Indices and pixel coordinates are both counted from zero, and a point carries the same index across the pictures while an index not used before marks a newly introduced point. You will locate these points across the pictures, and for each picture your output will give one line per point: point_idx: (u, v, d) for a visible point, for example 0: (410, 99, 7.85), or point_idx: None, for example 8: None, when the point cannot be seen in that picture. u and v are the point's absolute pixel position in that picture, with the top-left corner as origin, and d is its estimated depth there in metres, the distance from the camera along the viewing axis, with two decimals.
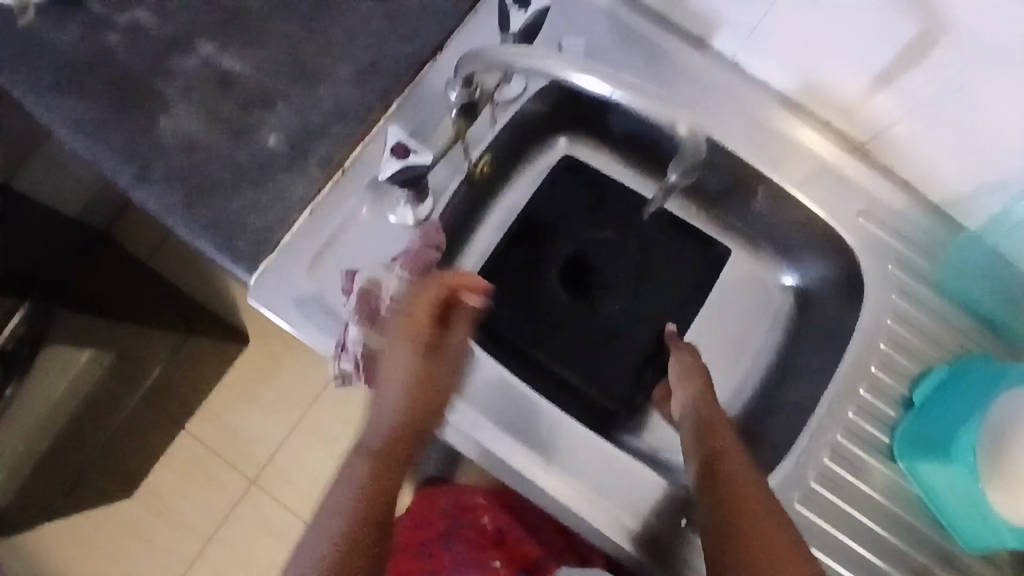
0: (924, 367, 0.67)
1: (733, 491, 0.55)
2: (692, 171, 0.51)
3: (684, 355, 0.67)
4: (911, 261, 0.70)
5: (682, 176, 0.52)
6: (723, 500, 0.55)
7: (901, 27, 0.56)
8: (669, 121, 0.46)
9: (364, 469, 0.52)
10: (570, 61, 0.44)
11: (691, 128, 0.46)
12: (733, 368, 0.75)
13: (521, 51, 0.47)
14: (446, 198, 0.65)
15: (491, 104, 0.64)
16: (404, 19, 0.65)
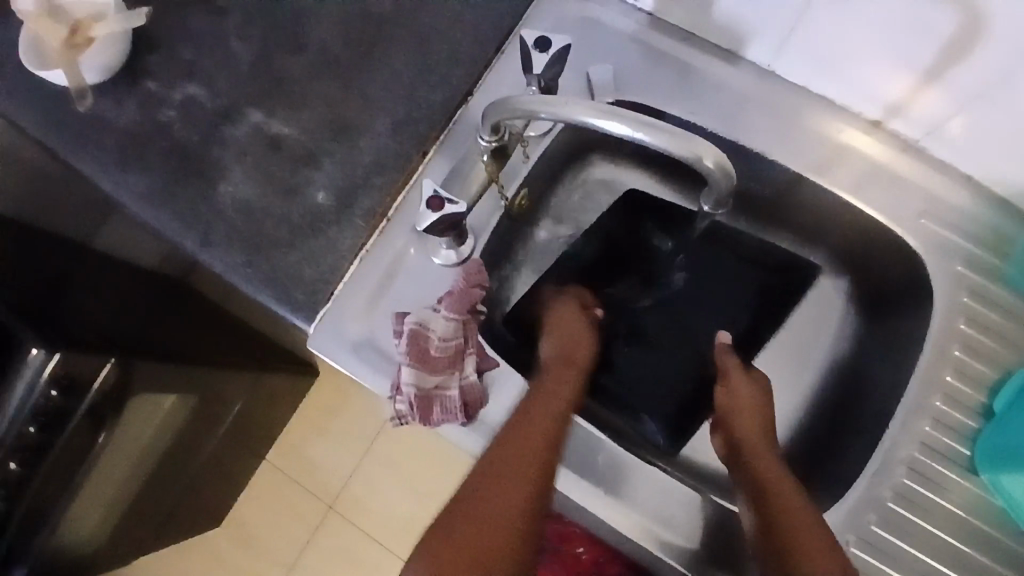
0: (1003, 372, 0.64)
1: (794, 524, 0.52)
2: (724, 199, 0.51)
3: (740, 378, 0.66)
4: (981, 260, 0.65)
5: (714, 201, 0.51)
6: (782, 531, 0.52)
7: (949, 22, 0.52)
8: (696, 155, 0.45)
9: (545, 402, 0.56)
10: (592, 105, 0.44)
11: (717, 161, 0.45)
12: (790, 382, 0.74)
13: (544, 98, 0.47)
14: (486, 236, 0.67)
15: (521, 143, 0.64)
16: (435, 70, 0.69)
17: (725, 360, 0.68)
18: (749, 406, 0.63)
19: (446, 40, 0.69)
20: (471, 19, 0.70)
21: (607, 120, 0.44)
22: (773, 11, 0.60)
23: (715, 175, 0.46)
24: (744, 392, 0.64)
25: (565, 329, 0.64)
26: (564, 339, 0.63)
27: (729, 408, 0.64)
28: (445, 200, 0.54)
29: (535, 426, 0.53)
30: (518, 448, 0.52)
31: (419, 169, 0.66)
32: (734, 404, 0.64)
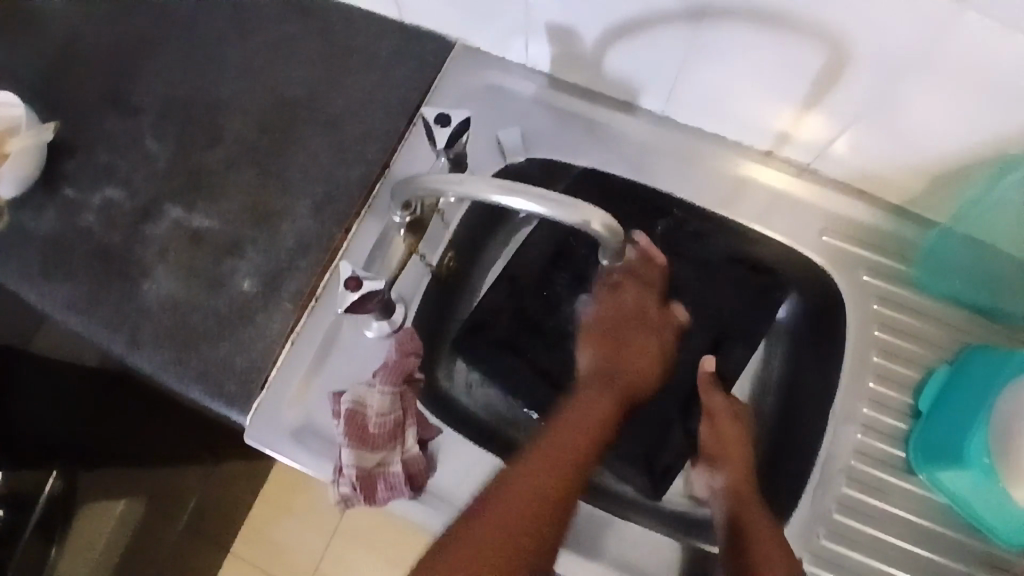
0: (925, 371, 0.67)
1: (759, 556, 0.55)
2: (619, 254, 0.52)
3: (727, 424, 0.64)
4: (887, 268, 0.69)
5: (611, 258, 0.53)
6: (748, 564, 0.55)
7: (810, 58, 0.56)
8: (584, 221, 0.47)
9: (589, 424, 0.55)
10: (492, 183, 0.47)
11: (604, 224, 0.47)
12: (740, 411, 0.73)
13: (448, 176, 0.50)
14: (416, 303, 0.68)
15: (438, 212, 0.67)
16: (350, 148, 0.70)
17: (713, 402, 0.65)
18: (731, 452, 0.63)
19: (358, 119, 0.72)
20: (380, 96, 0.72)
21: (505, 195, 0.46)
22: (654, 64, 0.65)
23: (604, 237, 0.48)
24: (730, 439, 0.63)
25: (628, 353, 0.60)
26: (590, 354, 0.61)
27: (717, 457, 0.63)
28: (363, 279, 0.56)
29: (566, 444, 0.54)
30: (521, 491, 0.50)
31: (343, 246, 0.67)
32: (721, 452, 0.63)
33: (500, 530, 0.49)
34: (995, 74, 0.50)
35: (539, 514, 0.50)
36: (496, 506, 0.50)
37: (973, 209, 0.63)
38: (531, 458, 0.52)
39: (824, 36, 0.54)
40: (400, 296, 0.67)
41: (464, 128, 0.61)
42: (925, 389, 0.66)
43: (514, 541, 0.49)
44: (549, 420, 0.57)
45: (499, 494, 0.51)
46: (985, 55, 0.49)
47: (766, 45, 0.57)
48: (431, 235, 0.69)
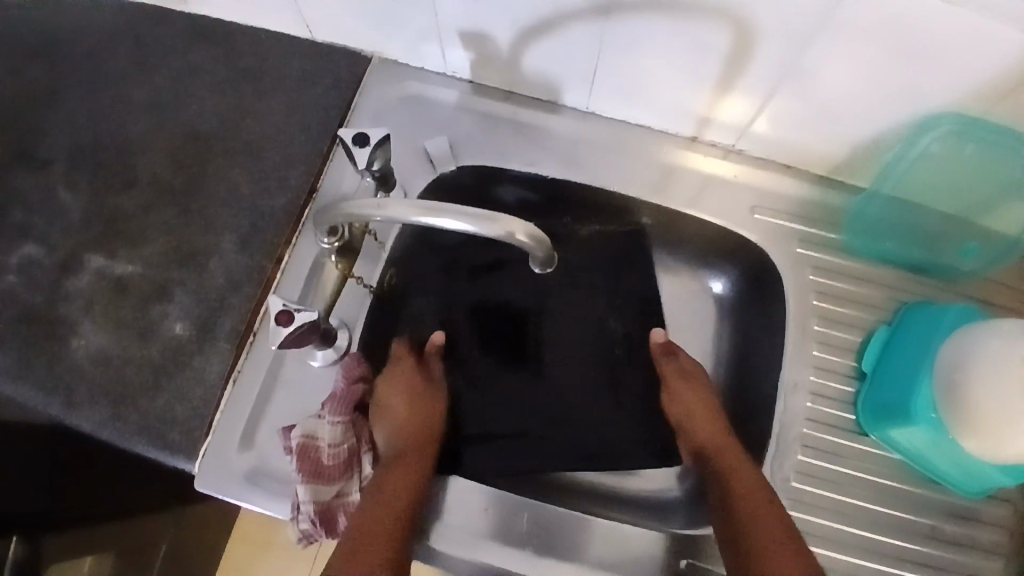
0: (866, 334, 0.68)
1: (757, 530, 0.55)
2: (551, 260, 0.52)
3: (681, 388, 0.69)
4: (817, 238, 0.70)
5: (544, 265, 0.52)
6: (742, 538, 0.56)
7: (719, 40, 0.57)
8: (509, 233, 0.46)
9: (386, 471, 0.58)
10: (412, 203, 0.46)
11: (529, 234, 0.47)
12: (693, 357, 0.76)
13: (365, 203, 0.49)
14: (360, 326, 0.67)
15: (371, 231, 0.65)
16: (271, 176, 0.69)
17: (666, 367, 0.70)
18: (701, 401, 0.68)
19: (278, 145, 0.70)
20: (298, 119, 0.71)
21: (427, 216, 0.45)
22: (570, 59, 0.65)
23: (531, 246, 0.47)
24: (695, 395, 0.68)
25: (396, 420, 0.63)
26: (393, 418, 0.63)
27: (686, 418, 0.68)
28: (295, 311, 0.55)
29: (393, 492, 0.56)
30: (369, 531, 0.52)
31: (276, 277, 0.65)
32: (692, 413, 0.67)
33: (373, 525, 0.53)
34: (898, 36, 0.51)
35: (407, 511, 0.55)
36: (363, 516, 0.54)
37: (891, 171, 0.65)
38: (382, 471, 0.58)
39: (729, 19, 0.54)
40: (342, 320, 0.66)
41: (384, 144, 0.60)
42: (867, 349, 0.67)
43: (392, 513, 0.54)
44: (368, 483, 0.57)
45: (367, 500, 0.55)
46: (884, 22, 0.50)
47: (676, 33, 0.58)
48: (365, 257, 0.68)
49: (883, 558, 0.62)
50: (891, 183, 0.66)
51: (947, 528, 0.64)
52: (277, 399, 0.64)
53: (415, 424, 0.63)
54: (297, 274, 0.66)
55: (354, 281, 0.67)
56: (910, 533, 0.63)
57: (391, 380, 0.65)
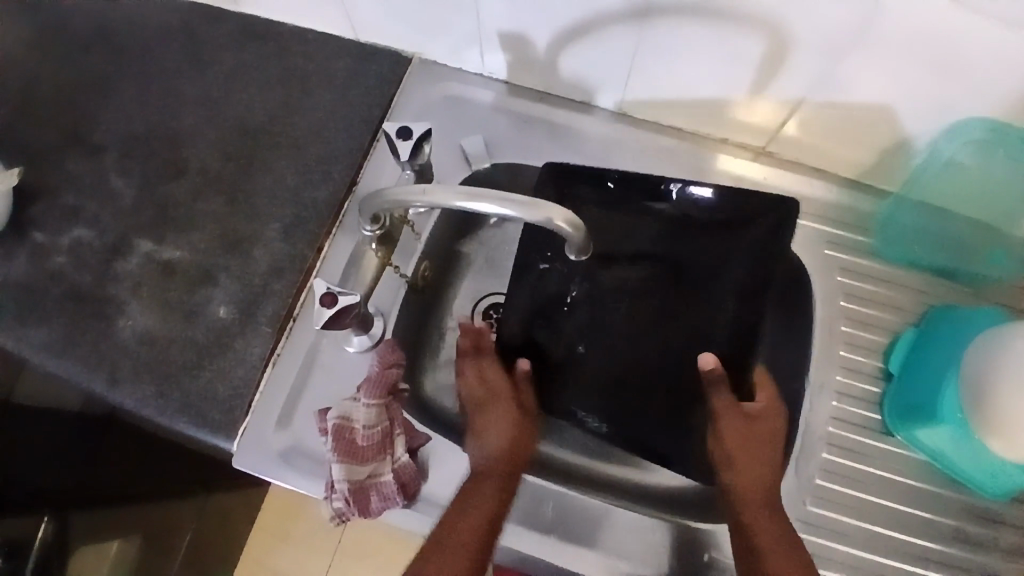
0: (893, 335, 0.69)
1: None
2: (586, 247, 0.53)
3: (733, 428, 0.59)
4: (846, 240, 0.71)
5: (579, 253, 0.54)
6: None
7: (753, 47, 0.59)
8: (546, 218, 0.48)
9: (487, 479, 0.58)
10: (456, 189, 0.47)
11: (567, 220, 0.48)
12: None
13: (414, 187, 0.50)
14: (393, 316, 0.69)
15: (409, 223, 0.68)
16: (314, 168, 0.71)
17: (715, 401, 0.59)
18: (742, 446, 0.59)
19: (321, 139, 0.72)
20: (340, 114, 0.73)
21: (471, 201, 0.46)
22: (606, 63, 0.67)
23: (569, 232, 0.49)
24: (750, 456, 0.59)
25: (490, 420, 0.61)
26: (494, 424, 0.60)
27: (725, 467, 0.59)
28: (338, 294, 0.57)
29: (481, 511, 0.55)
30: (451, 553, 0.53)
31: (316, 265, 0.68)
32: (732, 464, 0.59)
33: (469, 526, 0.54)
34: (933, 43, 0.51)
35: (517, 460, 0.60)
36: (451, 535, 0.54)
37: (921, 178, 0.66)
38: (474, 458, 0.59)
39: (764, 27, 0.56)
40: (377, 309, 0.68)
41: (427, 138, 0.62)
42: (894, 350, 0.67)
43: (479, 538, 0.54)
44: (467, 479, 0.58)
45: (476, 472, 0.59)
46: (920, 29, 0.51)
47: (712, 38, 0.59)
48: (401, 248, 0.70)
49: (907, 558, 0.62)
50: (921, 188, 0.67)
51: (973, 532, 0.64)
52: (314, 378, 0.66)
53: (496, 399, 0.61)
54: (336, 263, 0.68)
55: (390, 271, 0.69)
56: (935, 535, 0.63)
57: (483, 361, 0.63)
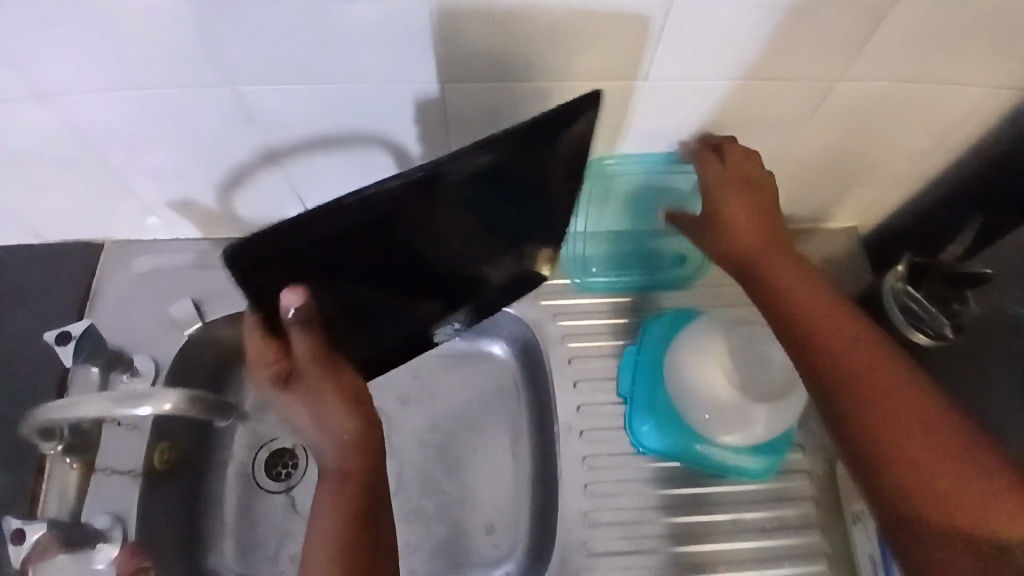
0: (619, 356, 0.71)
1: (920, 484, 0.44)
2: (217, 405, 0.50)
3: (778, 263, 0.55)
4: (558, 288, 0.74)
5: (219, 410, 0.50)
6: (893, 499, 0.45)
7: (380, 160, 0.62)
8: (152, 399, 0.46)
9: (330, 399, 0.51)
10: (97, 400, 0.46)
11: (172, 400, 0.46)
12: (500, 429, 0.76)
13: (47, 405, 0.47)
14: (136, 513, 0.63)
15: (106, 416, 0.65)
16: (16, 392, 0.67)
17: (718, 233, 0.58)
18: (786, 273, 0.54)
19: (21, 357, 0.68)
20: (38, 325, 0.70)
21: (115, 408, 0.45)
22: (276, 202, 0.68)
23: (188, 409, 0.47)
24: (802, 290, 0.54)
25: (325, 407, 0.51)
26: (322, 416, 0.51)
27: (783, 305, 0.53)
28: (25, 527, 0.56)
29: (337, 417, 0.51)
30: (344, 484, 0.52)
31: (39, 502, 0.62)
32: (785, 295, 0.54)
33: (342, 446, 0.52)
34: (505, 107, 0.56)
35: (364, 486, 0.53)
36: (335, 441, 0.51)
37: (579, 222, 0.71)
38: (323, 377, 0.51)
39: (376, 142, 0.59)
40: (116, 514, 0.62)
41: (84, 343, 0.62)
42: (621, 372, 0.69)
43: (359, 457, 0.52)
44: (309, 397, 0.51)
45: (324, 392, 0.51)
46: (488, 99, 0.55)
47: (345, 159, 0.62)
48: (112, 445, 0.64)
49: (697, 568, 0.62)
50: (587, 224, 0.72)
51: (751, 519, 0.64)
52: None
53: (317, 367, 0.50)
54: (59, 490, 0.63)
55: (100, 472, 0.63)
56: (715, 531, 0.64)
57: (263, 352, 0.49)
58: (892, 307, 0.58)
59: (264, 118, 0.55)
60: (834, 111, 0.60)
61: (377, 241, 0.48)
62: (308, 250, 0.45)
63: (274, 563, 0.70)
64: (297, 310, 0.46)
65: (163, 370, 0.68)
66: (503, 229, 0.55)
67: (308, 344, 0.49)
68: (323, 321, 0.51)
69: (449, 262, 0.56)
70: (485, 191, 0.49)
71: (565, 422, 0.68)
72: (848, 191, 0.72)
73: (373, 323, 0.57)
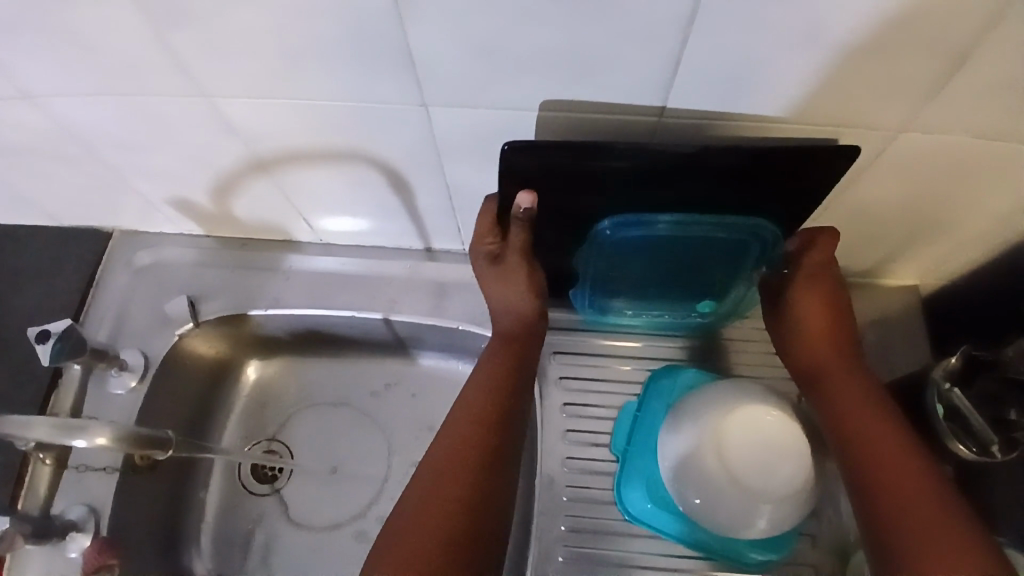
0: (618, 409, 0.65)
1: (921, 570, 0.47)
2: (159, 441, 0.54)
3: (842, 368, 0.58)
4: (561, 324, 0.68)
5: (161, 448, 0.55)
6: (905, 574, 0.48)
7: (374, 176, 0.58)
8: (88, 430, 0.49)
9: (523, 305, 0.59)
10: (45, 423, 0.48)
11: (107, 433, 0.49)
12: None
13: (6, 417, 0.49)
14: (110, 507, 0.63)
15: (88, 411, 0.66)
16: (12, 372, 0.68)
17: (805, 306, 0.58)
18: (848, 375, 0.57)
19: (22, 337, 0.69)
20: (41, 306, 0.71)
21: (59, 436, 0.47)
22: (275, 207, 0.66)
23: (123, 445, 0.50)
24: (856, 390, 0.56)
25: (512, 291, 0.58)
26: (509, 295, 0.59)
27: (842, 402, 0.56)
28: None
29: (517, 313, 0.59)
30: (486, 410, 0.56)
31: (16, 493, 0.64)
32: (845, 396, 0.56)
33: (489, 387, 0.57)
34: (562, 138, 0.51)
35: (490, 432, 0.55)
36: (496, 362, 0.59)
37: (600, 263, 0.60)
38: (502, 292, 0.59)
39: (367, 158, 0.56)
40: (90, 506, 0.63)
41: (61, 347, 0.61)
42: (618, 428, 0.64)
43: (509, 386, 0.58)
44: (494, 298, 0.59)
45: (510, 304, 0.59)
46: (613, 134, 0.50)
47: (338, 171, 0.58)
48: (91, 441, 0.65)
49: None
50: (615, 269, 0.61)
51: None
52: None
53: (519, 274, 0.58)
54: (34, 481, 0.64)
55: (75, 468, 0.64)
56: None
57: (479, 239, 0.57)
58: (935, 404, 0.56)
59: (241, 127, 0.53)
60: (905, 161, 0.50)
61: (610, 189, 0.51)
62: (550, 172, 0.50)
63: (244, 571, 0.69)
64: (526, 211, 0.52)
65: (151, 367, 0.67)
66: (723, 235, 0.56)
67: (520, 238, 0.55)
68: (540, 233, 0.57)
69: (665, 249, 0.58)
70: (736, 188, 0.51)
71: (548, 474, 0.63)
72: (916, 245, 0.61)
73: (579, 270, 0.61)
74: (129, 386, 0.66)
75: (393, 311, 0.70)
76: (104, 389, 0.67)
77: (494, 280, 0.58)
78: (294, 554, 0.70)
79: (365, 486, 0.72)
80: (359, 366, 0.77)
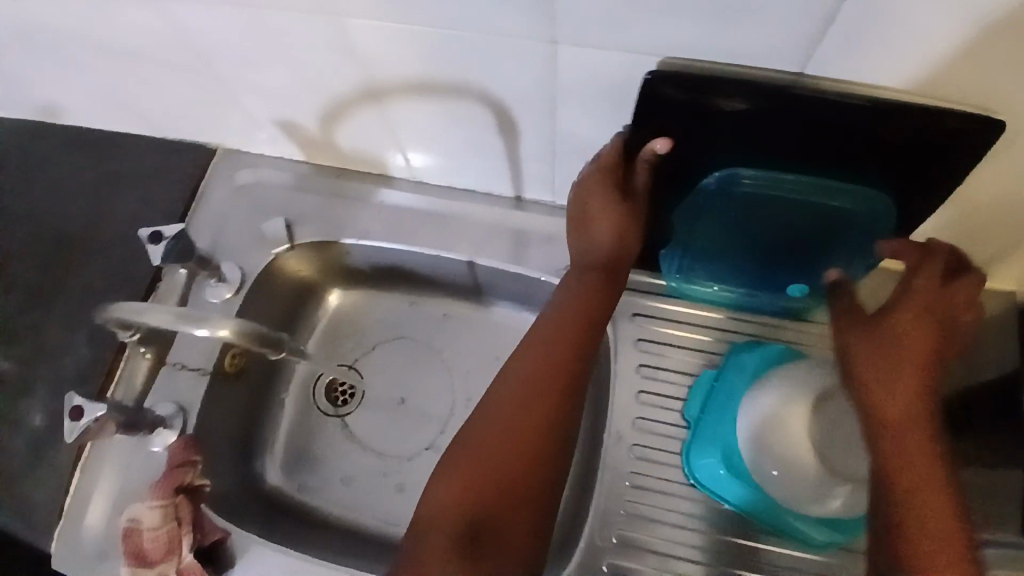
0: (694, 378, 0.65)
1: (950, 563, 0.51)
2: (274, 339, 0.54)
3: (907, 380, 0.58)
4: (646, 287, 0.67)
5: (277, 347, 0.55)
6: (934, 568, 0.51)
7: (481, 115, 0.59)
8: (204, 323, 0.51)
9: (627, 249, 0.55)
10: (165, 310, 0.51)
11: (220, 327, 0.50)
12: None
13: (125, 303, 0.52)
14: (197, 408, 0.67)
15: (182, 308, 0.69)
16: (119, 272, 0.72)
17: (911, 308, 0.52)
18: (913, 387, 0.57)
19: (128, 241, 0.74)
20: (147, 213, 0.75)
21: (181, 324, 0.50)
22: (376, 138, 0.67)
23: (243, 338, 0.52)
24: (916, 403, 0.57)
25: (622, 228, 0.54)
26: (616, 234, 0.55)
27: None
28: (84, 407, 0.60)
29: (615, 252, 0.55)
30: (563, 342, 0.55)
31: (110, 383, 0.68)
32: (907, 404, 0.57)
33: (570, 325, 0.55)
34: None
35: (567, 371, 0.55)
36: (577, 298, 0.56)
37: (702, 228, 0.59)
38: (608, 228, 0.54)
39: (480, 96, 0.56)
40: (179, 404, 0.67)
41: (173, 246, 0.64)
42: (693, 394, 0.64)
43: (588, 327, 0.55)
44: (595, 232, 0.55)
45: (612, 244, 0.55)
46: None
47: (447, 107, 0.59)
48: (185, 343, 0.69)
49: None
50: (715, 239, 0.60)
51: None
52: (104, 479, 0.65)
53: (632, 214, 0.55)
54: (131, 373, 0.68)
55: (170, 366, 0.68)
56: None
57: (600, 166, 0.54)
58: None
59: (364, 52, 0.54)
60: None
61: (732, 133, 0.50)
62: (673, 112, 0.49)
63: (309, 484, 0.73)
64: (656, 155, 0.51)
65: (246, 281, 0.71)
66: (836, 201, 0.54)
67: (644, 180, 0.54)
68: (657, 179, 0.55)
69: (769, 208, 0.56)
70: (867, 148, 0.49)
71: (617, 432, 0.64)
72: None
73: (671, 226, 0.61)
74: (225, 297, 0.70)
75: (476, 254, 0.71)
76: (200, 297, 0.70)
77: (607, 212, 0.54)
78: (357, 475, 0.73)
79: (429, 421, 0.74)
80: (433, 306, 0.78)
